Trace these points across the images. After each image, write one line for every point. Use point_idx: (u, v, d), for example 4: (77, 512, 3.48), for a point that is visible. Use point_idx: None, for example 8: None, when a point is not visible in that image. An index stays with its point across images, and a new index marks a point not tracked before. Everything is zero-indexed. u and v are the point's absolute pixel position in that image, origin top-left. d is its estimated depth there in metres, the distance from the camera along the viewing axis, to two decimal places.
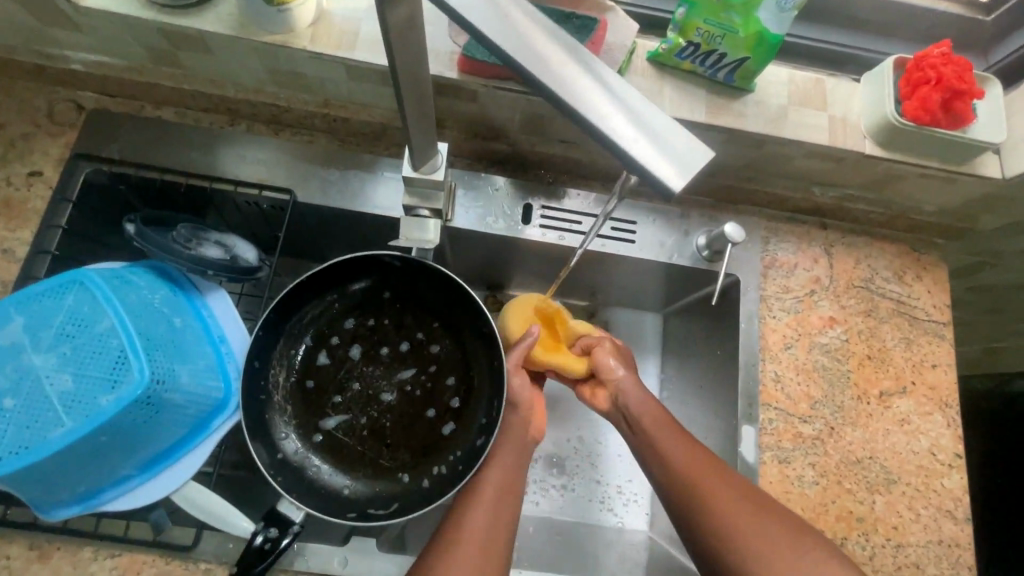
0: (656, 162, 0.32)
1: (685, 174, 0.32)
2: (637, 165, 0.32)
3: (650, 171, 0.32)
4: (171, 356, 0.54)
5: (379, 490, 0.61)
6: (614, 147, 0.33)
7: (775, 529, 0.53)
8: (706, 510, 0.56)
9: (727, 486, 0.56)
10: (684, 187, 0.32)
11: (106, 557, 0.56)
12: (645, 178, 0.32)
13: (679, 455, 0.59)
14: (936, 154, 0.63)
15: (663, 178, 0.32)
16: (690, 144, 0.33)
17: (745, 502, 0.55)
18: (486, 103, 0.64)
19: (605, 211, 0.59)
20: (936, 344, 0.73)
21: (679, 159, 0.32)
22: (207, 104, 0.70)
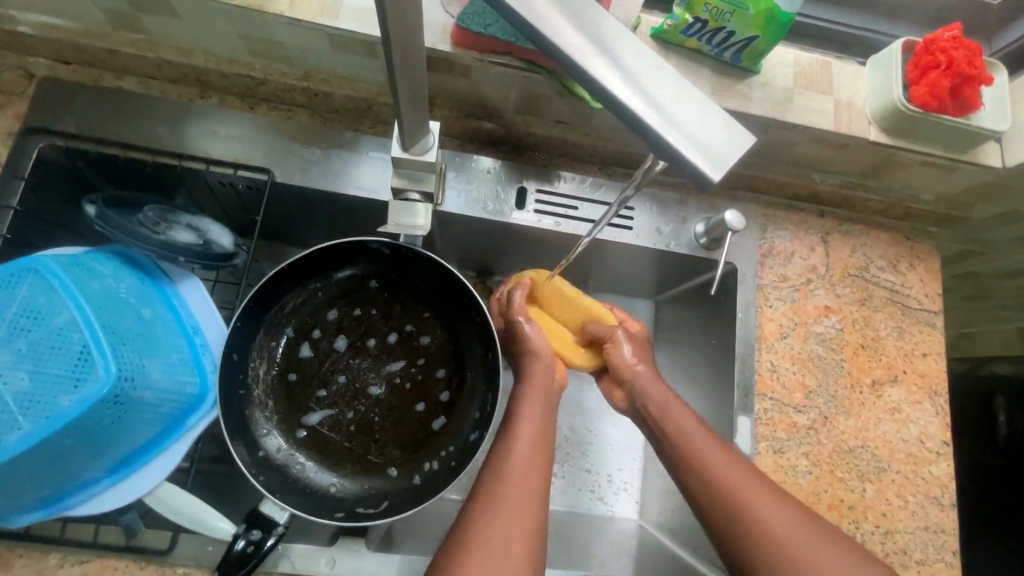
0: (691, 148, 0.30)
1: (722, 161, 0.30)
2: (666, 147, 0.30)
3: (685, 158, 0.30)
4: (140, 351, 0.49)
5: (368, 488, 0.58)
6: (645, 130, 0.30)
7: (775, 508, 0.54)
8: (717, 498, 0.55)
9: (731, 472, 0.56)
10: (721, 175, 0.30)
11: (75, 564, 0.53)
12: (678, 165, 0.30)
13: (691, 442, 0.59)
14: (940, 141, 0.62)
15: (695, 164, 0.30)
16: (726, 127, 0.30)
17: (746, 488, 0.55)
18: (480, 79, 0.60)
19: (615, 199, 0.56)
20: (927, 333, 0.73)
21: (715, 144, 0.30)
22: (173, 74, 0.65)
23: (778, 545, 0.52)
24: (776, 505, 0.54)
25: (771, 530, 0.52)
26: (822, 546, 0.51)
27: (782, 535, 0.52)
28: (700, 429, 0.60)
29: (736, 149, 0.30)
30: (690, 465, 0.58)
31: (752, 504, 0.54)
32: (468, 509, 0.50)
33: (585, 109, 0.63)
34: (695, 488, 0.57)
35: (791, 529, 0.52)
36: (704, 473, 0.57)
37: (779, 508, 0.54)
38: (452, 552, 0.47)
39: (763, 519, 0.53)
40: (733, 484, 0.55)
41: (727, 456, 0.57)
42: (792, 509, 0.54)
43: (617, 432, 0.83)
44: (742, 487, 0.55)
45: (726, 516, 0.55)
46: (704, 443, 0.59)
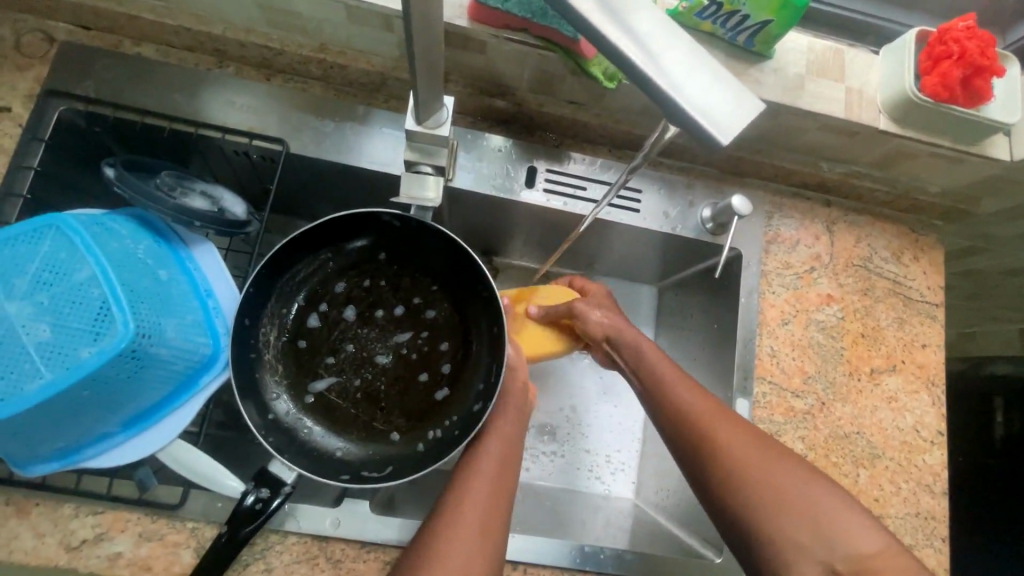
0: (701, 112, 0.30)
1: (732, 128, 0.30)
2: (681, 116, 0.30)
3: (696, 122, 0.30)
4: (156, 310, 0.51)
5: (373, 453, 0.60)
6: (655, 92, 0.30)
7: (758, 458, 0.54)
8: (694, 446, 0.56)
9: None
10: (729, 142, 0.30)
11: (88, 514, 0.54)
12: (689, 129, 0.31)
13: (669, 390, 0.60)
14: (950, 132, 0.62)
15: (710, 133, 0.30)
16: (736, 93, 0.31)
17: (725, 435, 0.55)
18: (495, 56, 0.61)
19: (622, 180, 0.57)
20: (927, 325, 0.74)
21: (726, 111, 0.30)
22: (191, 42, 0.65)
23: (757, 490, 0.52)
24: (754, 451, 0.54)
25: (745, 474, 0.53)
26: (810, 492, 0.51)
27: (761, 481, 0.52)
28: (680, 378, 0.60)
29: (748, 115, 0.31)
30: (667, 413, 0.59)
31: (730, 449, 0.54)
32: (470, 476, 0.52)
33: (597, 89, 0.63)
34: (672, 437, 0.58)
35: (771, 477, 0.52)
36: (682, 425, 0.57)
37: (760, 456, 0.54)
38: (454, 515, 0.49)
39: (742, 466, 0.53)
40: (712, 431, 0.56)
41: (708, 405, 0.58)
42: (776, 456, 0.54)
43: (617, 414, 0.85)
44: (721, 432, 0.55)
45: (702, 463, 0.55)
46: (682, 391, 0.59)
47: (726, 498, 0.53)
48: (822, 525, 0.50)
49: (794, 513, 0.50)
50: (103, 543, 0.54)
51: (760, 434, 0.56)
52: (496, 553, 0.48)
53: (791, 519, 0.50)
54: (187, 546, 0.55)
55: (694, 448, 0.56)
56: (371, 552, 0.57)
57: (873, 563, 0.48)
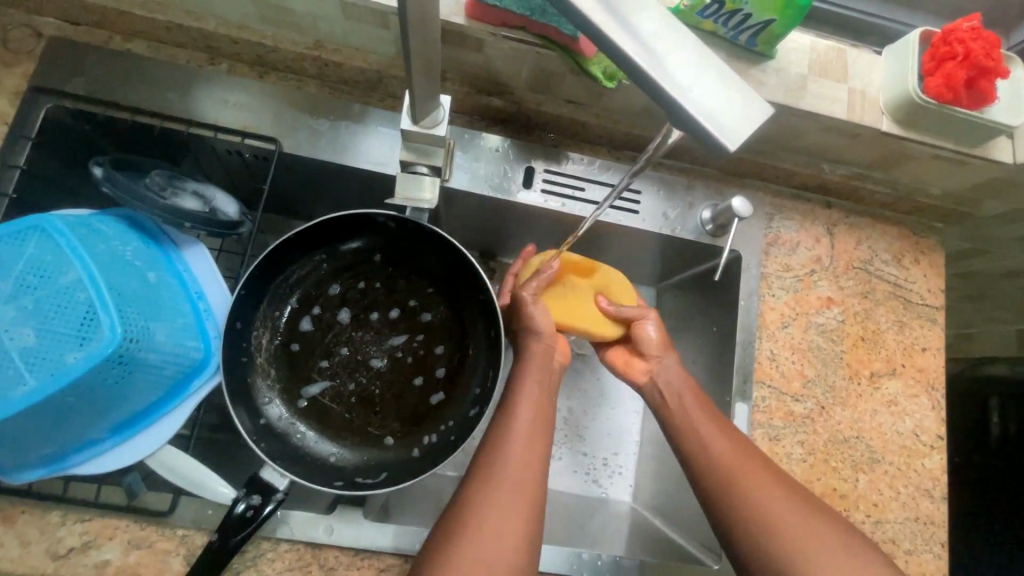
0: (708, 115, 0.29)
1: (739, 132, 0.29)
2: (687, 119, 0.29)
3: (702, 126, 0.29)
4: (145, 313, 0.50)
5: (367, 459, 0.59)
6: (660, 95, 0.29)
7: (780, 497, 0.54)
8: (717, 483, 0.55)
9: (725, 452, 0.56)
10: (736, 146, 0.29)
11: (76, 522, 0.53)
12: (695, 133, 0.30)
13: (694, 425, 0.59)
14: (953, 135, 0.61)
15: (716, 138, 0.29)
16: (744, 97, 0.30)
17: (751, 477, 0.55)
18: (493, 54, 0.60)
19: (622, 184, 0.56)
20: (927, 328, 0.73)
21: (733, 115, 0.29)
22: (182, 39, 0.64)
23: (780, 532, 0.52)
24: (778, 493, 0.54)
25: (769, 516, 0.53)
26: (827, 532, 0.52)
27: (783, 521, 0.52)
28: (703, 412, 0.60)
29: (758, 118, 0.29)
30: (692, 448, 0.58)
31: (755, 489, 0.54)
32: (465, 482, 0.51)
33: (597, 89, 0.62)
34: (695, 472, 0.57)
35: (794, 518, 0.52)
36: (706, 458, 0.57)
37: (784, 496, 0.54)
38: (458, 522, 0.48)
39: (766, 507, 0.53)
40: (737, 472, 0.55)
41: (733, 444, 0.57)
42: (798, 499, 0.54)
43: (615, 417, 0.84)
44: (747, 474, 0.55)
45: (724, 500, 0.55)
46: (707, 427, 0.59)
47: (747, 538, 0.53)
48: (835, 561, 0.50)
49: (813, 551, 0.50)
50: (92, 551, 0.53)
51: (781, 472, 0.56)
52: None
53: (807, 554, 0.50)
54: (177, 554, 0.54)
55: (716, 477, 0.56)
56: (365, 560, 0.56)
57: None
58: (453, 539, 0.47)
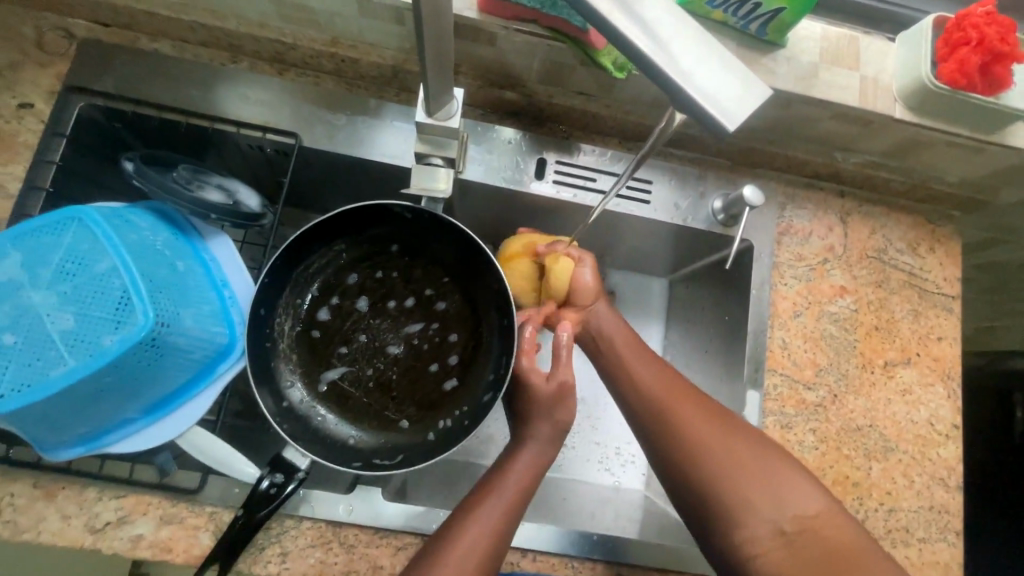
0: (709, 97, 0.30)
1: (739, 114, 0.30)
2: (688, 101, 0.30)
3: (702, 107, 0.30)
4: (174, 299, 0.52)
5: (385, 442, 0.60)
6: (663, 79, 0.30)
7: (715, 432, 0.55)
8: (652, 417, 0.57)
9: (718, 434, 0.55)
10: (738, 128, 0.30)
11: (111, 498, 0.56)
12: (695, 115, 0.31)
13: (628, 364, 0.61)
14: (969, 121, 0.61)
15: (717, 118, 0.30)
16: (744, 80, 0.31)
17: (682, 408, 0.56)
18: (505, 47, 0.61)
19: (628, 171, 0.53)
20: (944, 317, 0.73)
21: (734, 95, 0.30)
22: (207, 38, 0.66)
23: (708, 458, 0.54)
24: (707, 423, 0.55)
25: (697, 442, 0.54)
26: (779, 476, 0.53)
27: (714, 449, 0.54)
28: (635, 350, 0.62)
29: (756, 99, 0.30)
30: (625, 385, 0.60)
31: (684, 417, 0.56)
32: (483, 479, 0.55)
33: (607, 80, 0.63)
34: (626, 404, 0.60)
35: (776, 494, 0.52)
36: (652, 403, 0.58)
37: (715, 428, 0.55)
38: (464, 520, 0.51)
39: (695, 436, 0.55)
40: (663, 402, 0.57)
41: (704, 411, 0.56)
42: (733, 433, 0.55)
43: None
44: (675, 404, 0.57)
45: (653, 427, 0.57)
46: (640, 364, 0.61)
47: (681, 465, 0.54)
48: (779, 500, 0.52)
49: (746, 481, 0.52)
50: (126, 526, 0.56)
51: (723, 413, 0.57)
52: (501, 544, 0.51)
53: (744, 484, 0.52)
54: (206, 530, 0.57)
55: (650, 410, 0.57)
56: (383, 538, 0.58)
57: (824, 535, 0.51)
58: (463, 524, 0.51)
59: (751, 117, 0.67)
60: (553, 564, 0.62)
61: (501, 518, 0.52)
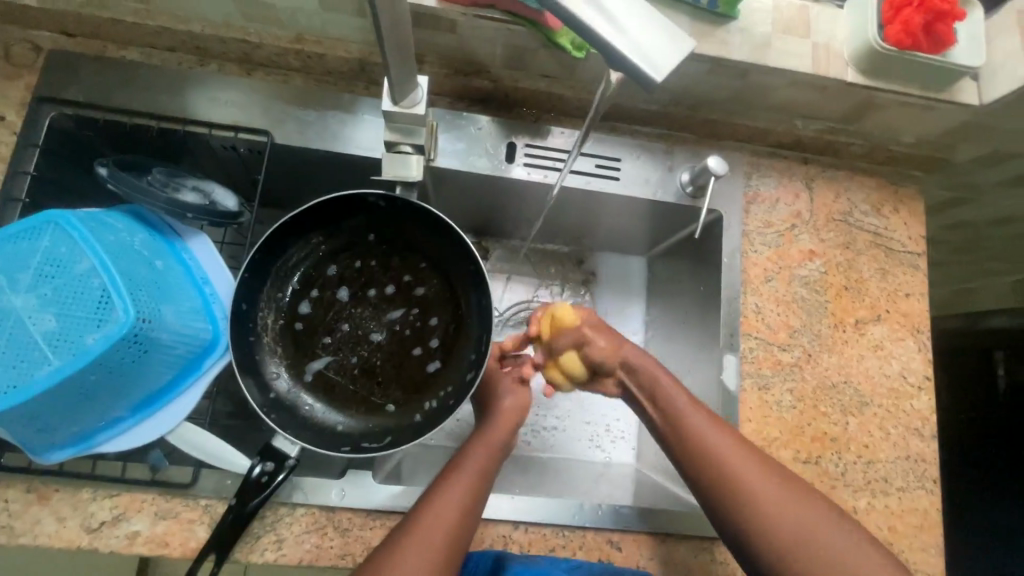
0: (637, 52, 0.32)
1: (664, 66, 0.32)
2: (618, 57, 0.32)
3: (631, 61, 0.32)
4: (155, 297, 0.53)
5: (373, 426, 0.62)
6: (594, 37, 0.32)
7: (736, 452, 0.58)
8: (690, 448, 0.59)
9: (739, 456, 0.57)
10: (664, 79, 0.32)
11: (105, 497, 0.57)
12: (626, 70, 0.32)
13: (686, 417, 0.60)
14: (918, 80, 0.63)
15: (645, 72, 0.32)
16: (668, 36, 0.32)
17: (706, 430, 0.59)
18: (466, 34, 0.62)
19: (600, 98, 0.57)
20: (911, 274, 0.75)
21: (659, 49, 0.32)
22: (173, 43, 0.67)
23: (776, 521, 0.54)
24: (768, 479, 0.56)
25: (761, 500, 0.55)
26: (794, 502, 0.55)
27: (734, 469, 0.57)
28: (688, 400, 0.61)
29: (681, 53, 0.32)
30: (685, 441, 0.59)
31: (743, 477, 0.56)
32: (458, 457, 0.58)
33: (569, 61, 0.65)
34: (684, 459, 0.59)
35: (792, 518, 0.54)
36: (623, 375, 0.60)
37: (775, 482, 0.56)
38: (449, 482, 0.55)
39: (717, 456, 0.57)
40: (726, 459, 0.57)
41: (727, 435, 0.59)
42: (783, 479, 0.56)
43: None
44: (737, 462, 0.57)
45: (714, 484, 0.57)
46: (699, 418, 0.60)
47: (747, 526, 0.55)
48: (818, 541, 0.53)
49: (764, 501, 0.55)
50: (122, 524, 0.57)
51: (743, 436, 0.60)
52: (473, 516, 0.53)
53: (761, 504, 0.55)
54: (201, 522, 0.58)
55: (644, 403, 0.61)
56: (377, 520, 0.60)
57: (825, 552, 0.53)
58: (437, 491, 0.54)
59: (712, 90, 0.69)
60: (544, 535, 0.62)
61: (473, 489, 0.55)
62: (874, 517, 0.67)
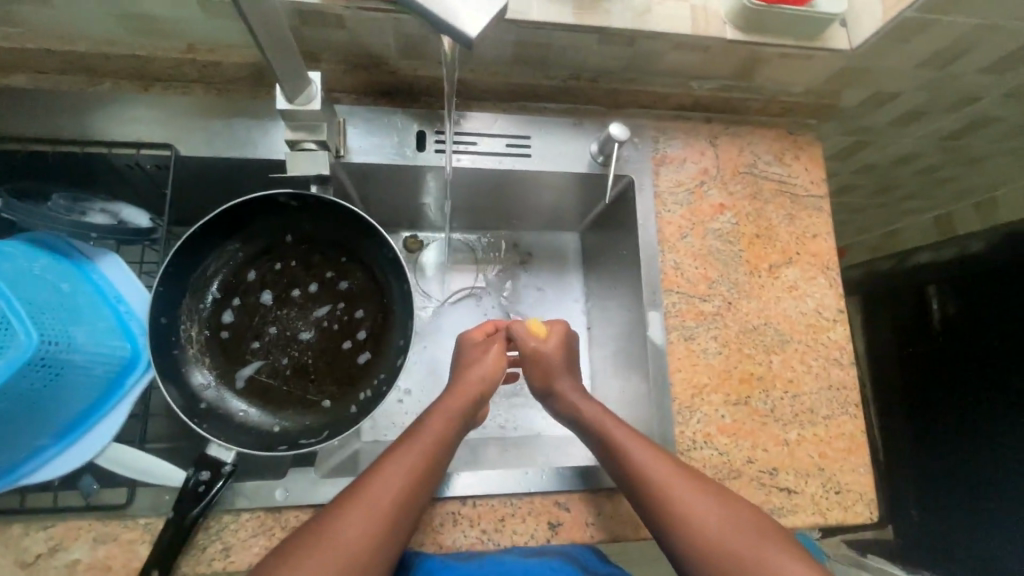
0: (453, 14, 0.40)
1: (475, 24, 0.40)
2: (441, 23, 0.40)
3: (450, 22, 0.40)
4: (62, 320, 0.53)
5: (310, 423, 0.62)
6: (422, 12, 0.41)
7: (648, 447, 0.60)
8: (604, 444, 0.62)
9: (649, 451, 0.60)
10: (476, 34, 0.40)
11: (39, 529, 0.56)
12: (450, 33, 0.41)
13: (624, 445, 0.60)
14: (791, 31, 0.67)
15: (460, 29, 0.40)
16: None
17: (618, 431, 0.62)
18: (356, 28, 0.63)
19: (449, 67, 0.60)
20: (815, 216, 0.79)
21: (472, 9, 0.40)
22: (61, 65, 0.66)
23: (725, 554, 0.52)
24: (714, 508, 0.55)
25: (708, 537, 0.53)
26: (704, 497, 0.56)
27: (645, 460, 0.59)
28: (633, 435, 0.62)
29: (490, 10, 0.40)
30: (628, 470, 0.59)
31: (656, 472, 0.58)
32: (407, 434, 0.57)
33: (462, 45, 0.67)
34: (635, 496, 0.58)
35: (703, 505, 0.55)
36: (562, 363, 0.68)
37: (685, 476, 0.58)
38: (408, 443, 0.56)
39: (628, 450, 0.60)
40: (673, 494, 0.56)
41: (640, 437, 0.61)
42: (729, 508, 0.56)
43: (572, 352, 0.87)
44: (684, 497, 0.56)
45: (658, 516, 0.56)
46: (636, 444, 0.60)
47: (674, 531, 0.55)
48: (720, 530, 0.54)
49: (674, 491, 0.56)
50: (59, 554, 0.55)
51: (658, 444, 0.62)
52: (420, 495, 0.53)
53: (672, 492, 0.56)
54: (143, 542, 0.57)
55: None
56: None
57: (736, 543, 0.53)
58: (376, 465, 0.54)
59: (606, 60, 0.71)
60: (494, 507, 0.64)
61: (418, 464, 0.54)
62: (804, 446, 0.71)
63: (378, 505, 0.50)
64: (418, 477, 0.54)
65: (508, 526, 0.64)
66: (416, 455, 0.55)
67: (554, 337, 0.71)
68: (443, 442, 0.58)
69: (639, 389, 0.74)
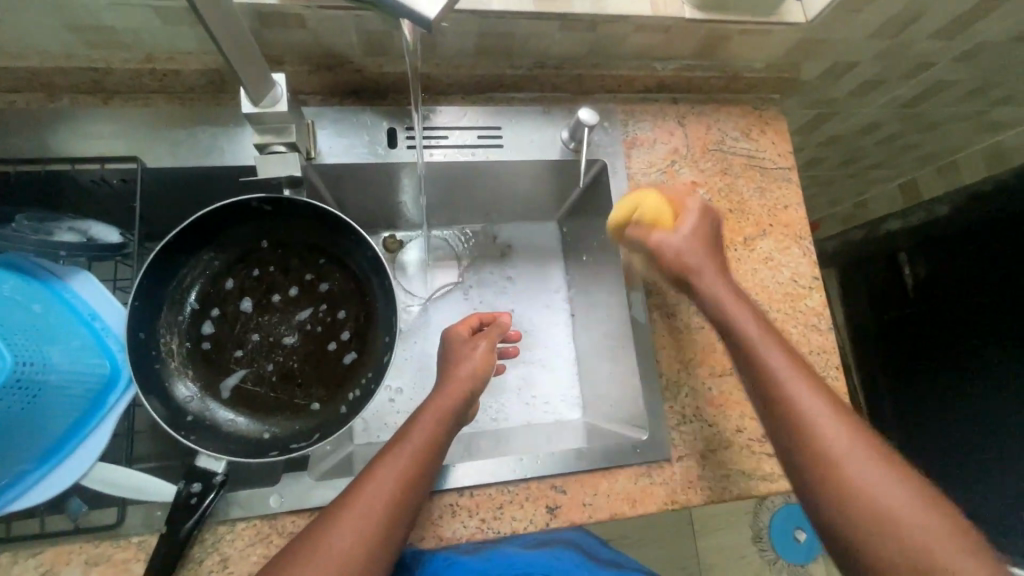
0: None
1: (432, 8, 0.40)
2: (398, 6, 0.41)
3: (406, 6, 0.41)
4: (37, 339, 0.52)
5: (299, 427, 0.62)
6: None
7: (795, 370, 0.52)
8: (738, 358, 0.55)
9: (793, 375, 0.52)
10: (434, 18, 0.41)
11: (29, 556, 0.55)
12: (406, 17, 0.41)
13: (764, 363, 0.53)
14: (747, 8, 0.68)
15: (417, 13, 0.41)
16: None
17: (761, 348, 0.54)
18: (317, 27, 0.63)
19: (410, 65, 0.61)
20: (785, 187, 0.81)
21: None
22: (16, 83, 0.65)
23: (892, 533, 0.45)
24: (898, 486, 0.46)
25: (852, 479, 0.47)
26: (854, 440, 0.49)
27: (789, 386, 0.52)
28: (803, 378, 0.52)
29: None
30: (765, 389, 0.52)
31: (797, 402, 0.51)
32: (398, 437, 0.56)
33: (426, 39, 0.67)
34: (790, 448, 0.50)
35: (851, 445, 0.48)
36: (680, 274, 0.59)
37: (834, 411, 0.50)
38: (400, 447, 0.55)
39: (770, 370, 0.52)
40: (840, 455, 0.48)
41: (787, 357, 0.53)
42: (910, 486, 0.47)
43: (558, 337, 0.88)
44: (858, 461, 0.48)
45: (791, 444, 0.50)
46: (781, 367, 0.52)
47: (809, 463, 0.49)
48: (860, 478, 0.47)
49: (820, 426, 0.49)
50: None
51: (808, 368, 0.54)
52: (411, 498, 0.53)
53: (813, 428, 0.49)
54: (137, 560, 0.56)
55: None
56: None
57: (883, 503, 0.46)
58: (367, 471, 0.53)
59: (570, 46, 0.72)
60: (491, 495, 0.64)
61: (411, 468, 0.54)
62: None
63: (368, 511, 0.50)
64: (413, 481, 0.53)
65: (507, 513, 0.64)
66: (405, 460, 0.54)
67: (691, 219, 0.61)
68: (436, 443, 0.57)
69: (626, 368, 0.75)
